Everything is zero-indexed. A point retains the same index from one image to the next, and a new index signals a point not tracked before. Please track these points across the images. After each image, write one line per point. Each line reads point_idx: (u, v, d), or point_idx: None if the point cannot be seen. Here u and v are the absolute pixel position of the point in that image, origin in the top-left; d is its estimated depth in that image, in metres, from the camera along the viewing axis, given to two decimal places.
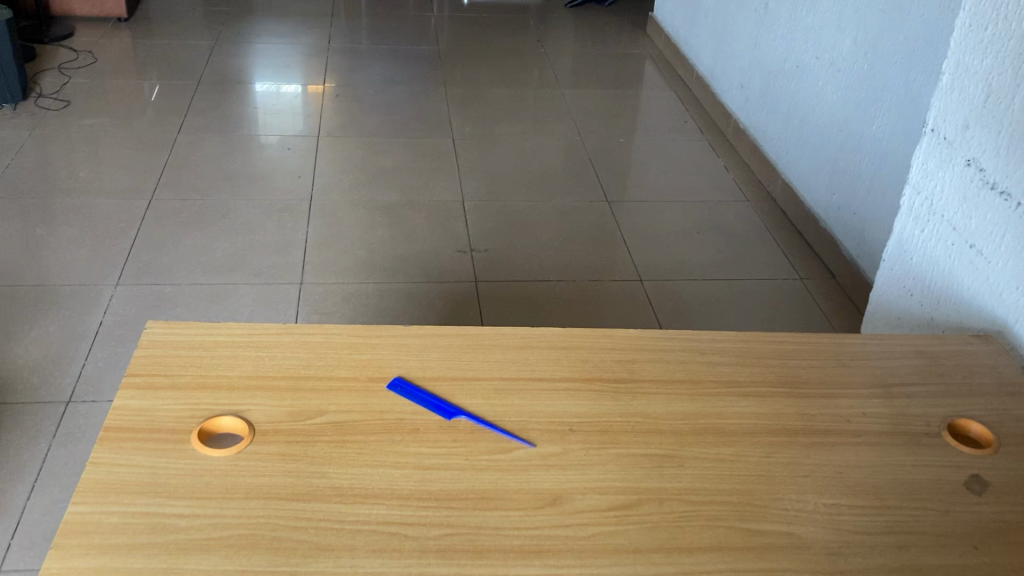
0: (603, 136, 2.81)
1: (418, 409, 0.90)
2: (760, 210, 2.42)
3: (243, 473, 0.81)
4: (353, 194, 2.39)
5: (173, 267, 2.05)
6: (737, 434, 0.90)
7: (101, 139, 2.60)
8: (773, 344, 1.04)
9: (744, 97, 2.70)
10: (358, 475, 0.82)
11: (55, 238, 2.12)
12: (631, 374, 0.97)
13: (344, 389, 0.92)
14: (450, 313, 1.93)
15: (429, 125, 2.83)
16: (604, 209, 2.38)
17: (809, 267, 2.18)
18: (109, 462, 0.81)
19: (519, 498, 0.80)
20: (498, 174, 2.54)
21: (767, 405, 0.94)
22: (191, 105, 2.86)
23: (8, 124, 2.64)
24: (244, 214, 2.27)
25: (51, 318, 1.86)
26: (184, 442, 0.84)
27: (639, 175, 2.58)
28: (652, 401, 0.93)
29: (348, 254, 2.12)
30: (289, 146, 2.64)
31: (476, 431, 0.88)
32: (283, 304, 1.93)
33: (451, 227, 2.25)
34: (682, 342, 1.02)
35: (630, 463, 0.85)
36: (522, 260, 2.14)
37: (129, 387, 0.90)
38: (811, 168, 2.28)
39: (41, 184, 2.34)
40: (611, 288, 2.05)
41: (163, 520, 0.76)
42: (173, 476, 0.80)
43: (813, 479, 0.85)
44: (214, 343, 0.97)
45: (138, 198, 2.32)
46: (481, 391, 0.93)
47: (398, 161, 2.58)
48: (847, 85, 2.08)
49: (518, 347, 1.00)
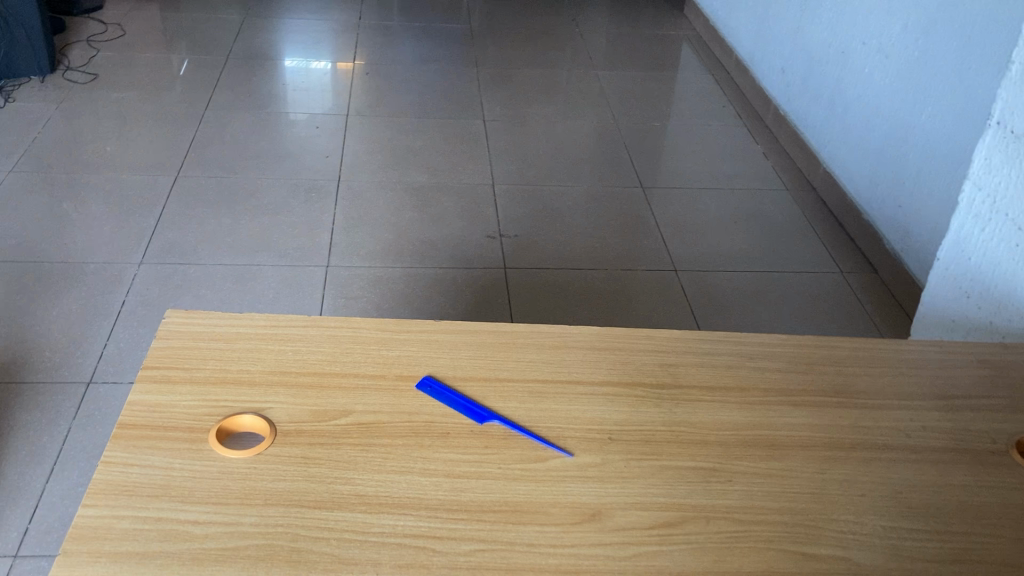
0: (637, 119, 2.74)
1: (448, 411, 0.85)
2: (801, 200, 2.35)
3: (263, 476, 0.77)
4: (381, 174, 2.34)
5: (198, 246, 2.01)
6: (788, 446, 0.84)
7: (129, 113, 2.57)
8: (826, 349, 0.97)
9: (785, 82, 2.61)
10: (384, 482, 0.77)
11: (81, 213, 2.10)
12: (675, 380, 0.91)
13: (371, 388, 0.87)
14: (478, 300, 1.88)
15: (460, 105, 2.77)
16: (638, 195, 2.32)
17: (850, 260, 2.11)
18: (121, 462, 0.77)
19: (555, 512, 0.75)
20: (529, 157, 2.48)
21: (820, 416, 0.88)
22: (220, 81, 2.82)
23: (35, 96, 2.61)
24: (271, 193, 2.23)
25: (73, 295, 1.83)
26: (201, 442, 0.79)
27: (674, 161, 2.51)
28: (697, 409, 0.87)
29: (376, 237, 2.07)
30: (317, 124, 2.59)
31: (510, 436, 0.83)
32: (309, 288, 1.88)
33: (480, 212, 2.20)
34: (728, 345, 0.96)
35: (674, 477, 0.80)
36: (553, 247, 2.08)
37: (145, 380, 0.85)
38: (854, 157, 2.20)
39: (67, 159, 2.31)
40: (643, 277, 1.98)
41: (177, 527, 0.71)
42: (188, 479, 0.76)
43: (869, 499, 0.79)
44: (235, 335, 0.92)
45: (164, 175, 2.28)
46: (515, 393, 0.88)
47: (428, 142, 2.52)
48: (896, 73, 1.99)
49: (554, 347, 0.95)
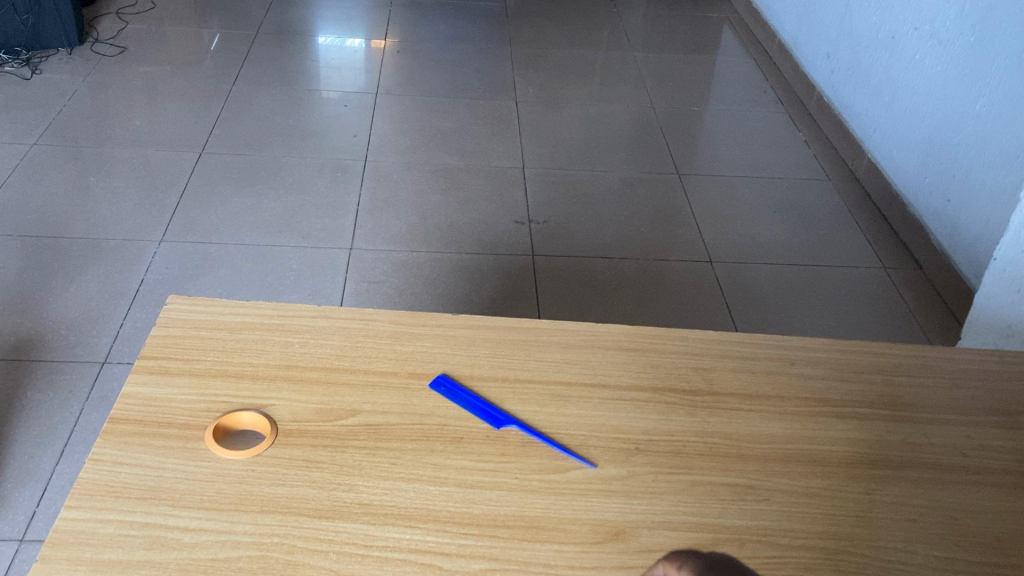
0: (674, 104, 2.65)
1: (463, 414, 0.79)
2: (843, 191, 2.26)
3: (261, 481, 0.71)
4: (408, 155, 2.28)
5: (219, 225, 1.96)
6: (832, 462, 0.77)
7: (157, 87, 2.53)
8: (874, 356, 0.90)
9: (830, 67, 2.51)
10: (391, 490, 0.71)
11: (104, 188, 2.06)
12: (709, 386, 0.84)
13: (381, 386, 0.81)
14: (504, 287, 1.81)
15: (492, 86, 2.70)
16: (674, 181, 2.24)
17: (894, 254, 2.02)
18: (110, 460, 0.71)
19: (574, 529, 0.69)
20: (562, 141, 2.40)
21: (867, 430, 0.81)
22: (250, 56, 2.77)
23: (63, 68, 2.58)
24: (296, 172, 2.18)
25: (92, 272, 1.79)
26: (196, 441, 0.74)
27: (712, 147, 2.42)
28: (733, 420, 0.81)
29: (400, 219, 2.01)
30: (347, 102, 2.54)
31: (528, 443, 0.76)
32: (331, 270, 1.83)
33: (508, 195, 2.13)
34: (768, 349, 0.89)
35: (706, 495, 0.73)
36: (584, 234, 2.01)
37: (141, 371, 0.80)
38: (900, 148, 2.10)
39: (93, 132, 2.28)
40: (677, 268, 1.91)
41: (165, 534, 0.66)
42: (180, 481, 0.70)
43: (921, 525, 0.72)
44: (239, 324, 0.86)
45: (188, 151, 2.24)
46: (535, 397, 0.81)
47: (458, 123, 2.46)
48: (950, 61, 1.89)
49: (580, 347, 0.88)
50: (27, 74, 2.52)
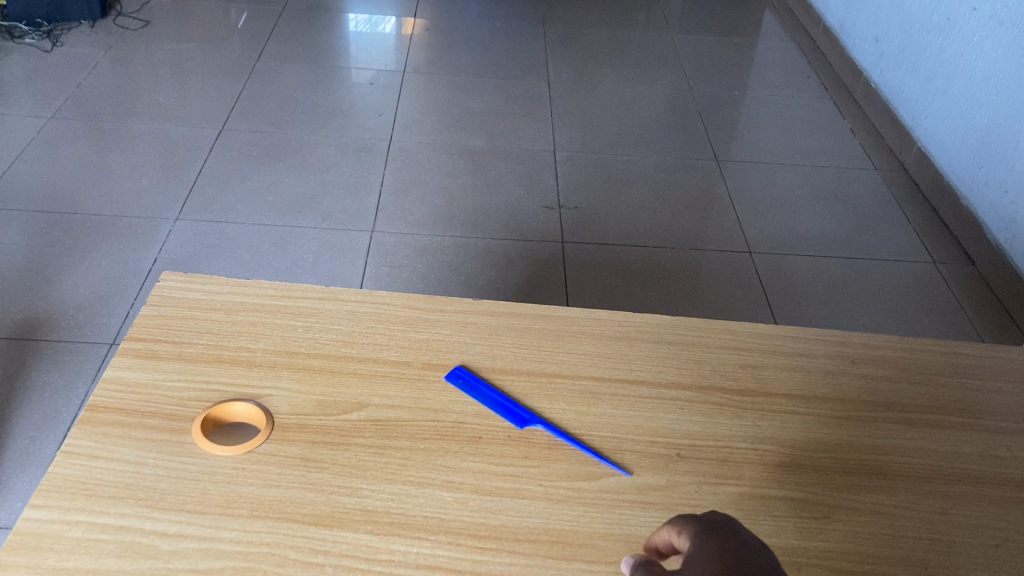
0: (713, 88, 2.55)
1: (482, 410, 0.70)
2: (891, 181, 2.14)
3: (252, 482, 0.63)
4: (434, 136, 2.20)
5: (237, 204, 1.89)
6: (900, 476, 0.68)
7: (181, 62, 2.46)
8: (944, 355, 0.80)
9: (879, 52, 2.40)
10: (398, 496, 0.63)
11: (122, 164, 1.99)
12: (760, 385, 0.75)
13: (391, 378, 0.72)
14: (531, 274, 1.73)
15: (524, 67, 2.60)
16: (711, 168, 2.14)
17: (944, 249, 1.91)
18: (85, 454, 0.64)
19: (605, 547, 0.60)
20: (595, 123, 2.31)
21: (940, 440, 0.71)
22: (276, 32, 2.70)
23: (85, 42, 2.52)
24: (319, 151, 2.10)
25: (105, 250, 1.72)
26: (181, 434, 0.66)
27: (752, 134, 2.31)
28: (786, 424, 0.71)
29: (425, 202, 1.93)
30: (373, 81, 2.46)
31: (554, 445, 0.68)
32: (351, 253, 1.75)
33: (538, 179, 2.04)
34: (826, 346, 0.80)
35: (758, 510, 0.64)
36: (616, 220, 1.92)
37: (127, 353, 0.72)
38: (953, 136, 1.98)
39: (113, 107, 2.21)
40: (714, 257, 1.81)
41: (139, 539, 0.58)
42: (162, 480, 0.62)
43: (1006, 552, 0.63)
44: (238, 304, 0.78)
45: (208, 128, 2.17)
46: (564, 393, 0.72)
47: (487, 104, 2.37)
48: (1010, 44, 1.78)
49: (614, 338, 0.79)
50: (48, 47, 2.46)
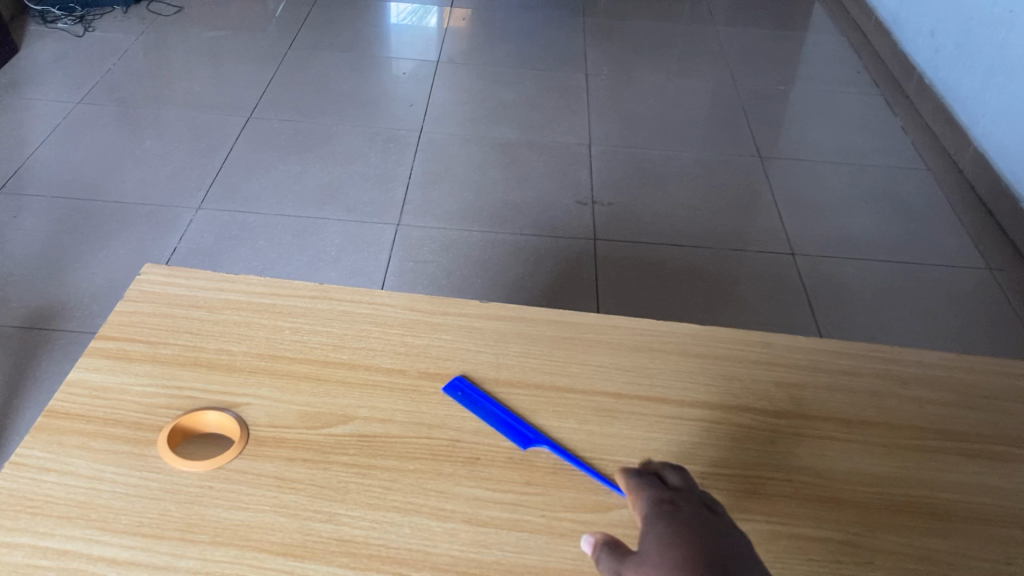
0: (758, 82, 2.44)
1: (482, 428, 0.62)
2: (945, 183, 2.03)
3: (220, 503, 0.56)
4: (466, 127, 2.13)
5: (260, 194, 1.83)
6: (957, 516, 0.59)
7: (214, 49, 2.42)
8: (1008, 377, 0.71)
9: (934, 46, 2.28)
10: (380, 524, 0.55)
11: (147, 150, 1.95)
12: (798, 407, 0.66)
13: (383, 388, 0.65)
14: (560, 273, 1.65)
15: (562, 58, 2.52)
16: (755, 165, 2.04)
17: (1001, 255, 1.79)
18: (37, 466, 0.57)
19: None
20: (634, 117, 2.22)
21: (1004, 478, 0.62)
22: (310, 19, 2.64)
23: (118, 27, 2.48)
24: (347, 140, 2.04)
25: (125, 238, 1.68)
26: (146, 446, 0.59)
27: (798, 130, 2.21)
28: (827, 452, 0.63)
29: (453, 195, 1.86)
30: (406, 70, 2.39)
31: (561, 471, 0.60)
32: (374, 246, 1.69)
33: (572, 174, 1.96)
34: (874, 363, 0.71)
35: (790, 553, 0.56)
36: (652, 218, 1.83)
37: (96, 354, 0.66)
38: (1013, 136, 1.87)
39: (141, 93, 2.17)
40: (754, 259, 1.71)
41: (84, 567, 0.52)
42: (118, 498, 0.56)
43: None
44: (223, 302, 0.72)
45: (236, 115, 2.12)
46: (576, 411, 0.65)
47: (522, 95, 2.29)
48: None
49: (635, 347, 0.71)
50: (81, 32, 2.43)
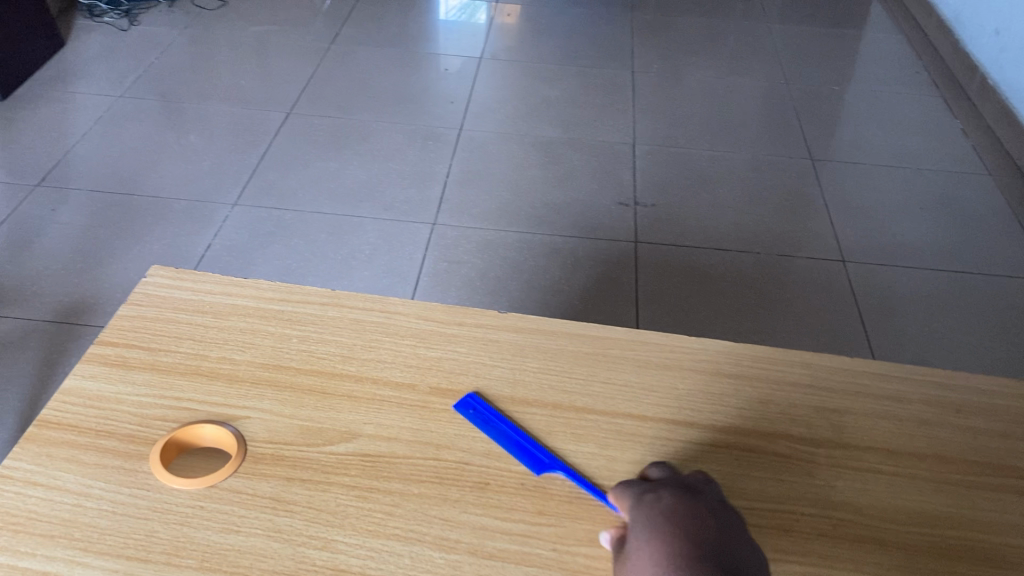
0: (811, 81, 2.36)
1: (493, 451, 0.58)
2: (1007, 189, 1.94)
3: (210, 524, 0.53)
4: (507, 125, 2.08)
5: (296, 190, 1.81)
6: (1014, 564, 0.54)
7: (258, 43, 2.41)
8: None
9: (1000, 45, 2.18)
10: (378, 553, 0.51)
11: (185, 145, 1.94)
12: (840, 435, 0.61)
13: (391, 404, 0.61)
14: (598, 276, 1.60)
15: (609, 55, 2.46)
16: (805, 167, 1.97)
17: None
18: (24, 479, 0.54)
19: None
20: (680, 116, 2.16)
21: None
22: (354, 14, 2.62)
23: (163, 21, 2.49)
24: (385, 138, 2.01)
25: (159, 233, 1.66)
26: (137, 461, 0.56)
27: (852, 131, 2.13)
28: (870, 485, 0.58)
29: (492, 195, 1.82)
30: (448, 67, 2.35)
31: (577, 500, 0.56)
32: (409, 246, 1.65)
33: (614, 174, 1.91)
34: (925, 388, 0.65)
35: None
36: (696, 221, 1.77)
37: (95, 360, 0.63)
38: None
39: (183, 87, 2.17)
40: (802, 266, 1.65)
41: None
42: (104, 517, 0.52)
43: None
44: (229, 308, 0.68)
45: (275, 110, 2.10)
46: (596, 434, 0.60)
47: (566, 93, 2.24)
48: None
49: (663, 365, 0.66)
50: (125, 26, 2.43)
